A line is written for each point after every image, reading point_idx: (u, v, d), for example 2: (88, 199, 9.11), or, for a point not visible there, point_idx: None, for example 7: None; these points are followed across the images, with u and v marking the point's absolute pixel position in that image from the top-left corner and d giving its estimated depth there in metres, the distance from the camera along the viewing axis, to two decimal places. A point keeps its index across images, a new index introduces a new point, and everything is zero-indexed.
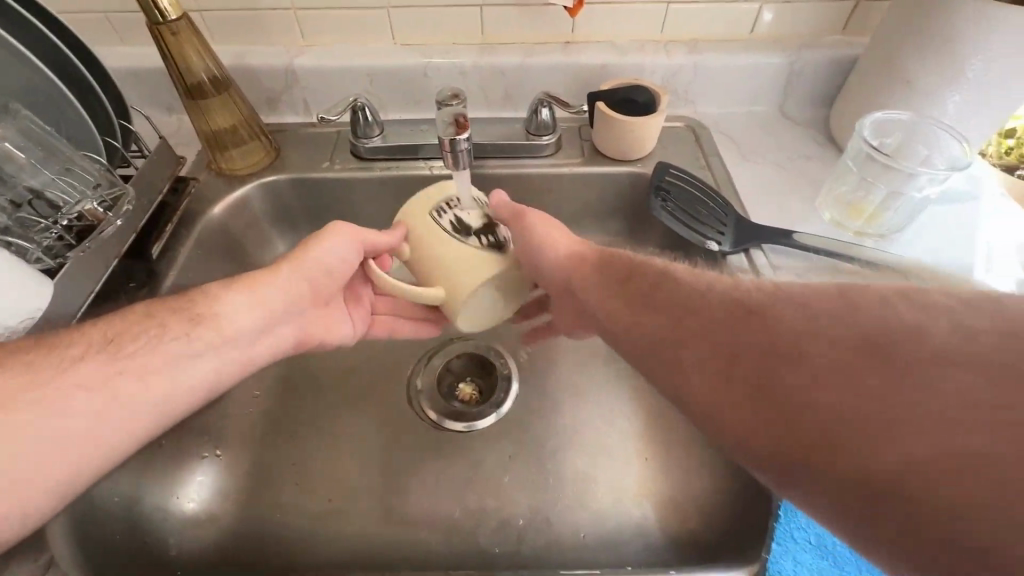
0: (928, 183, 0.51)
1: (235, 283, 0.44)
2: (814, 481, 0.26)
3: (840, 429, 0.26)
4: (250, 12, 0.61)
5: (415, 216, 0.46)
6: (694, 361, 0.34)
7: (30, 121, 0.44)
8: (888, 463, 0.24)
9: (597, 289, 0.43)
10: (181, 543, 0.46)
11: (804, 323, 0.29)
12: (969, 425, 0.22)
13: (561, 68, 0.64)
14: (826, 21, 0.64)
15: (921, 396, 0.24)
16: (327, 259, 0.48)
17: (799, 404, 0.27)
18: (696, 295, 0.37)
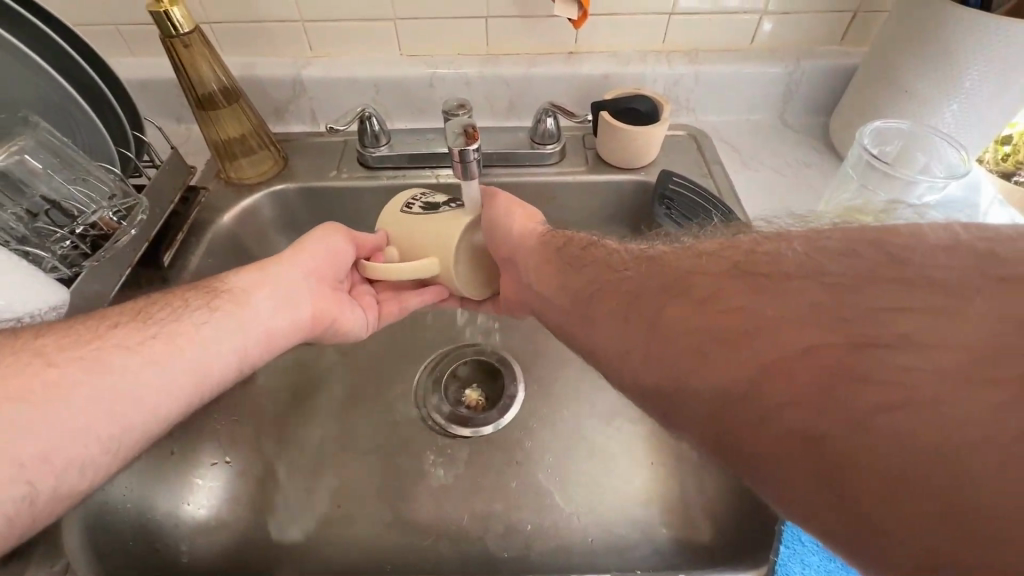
0: (927, 191, 0.53)
1: (244, 270, 0.45)
2: (680, 401, 0.28)
3: (703, 349, 0.28)
4: (259, 25, 0.62)
5: (387, 217, 0.49)
6: (600, 312, 0.36)
7: (48, 133, 0.44)
8: (737, 374, 0.26)
9: (529, 257, 0.44)
10: (193, 547, 0.47)
11: (693, 267, 0.31)
12: (806, 333, 0.24)
13: (564, 78, 0.66)
14: (825, 32, 0.66)
15: (771, 314, 0.26)
16: (320, 253, 0.49)
17: (673, 333, 0.29)
18: (613, 256, 0.39)
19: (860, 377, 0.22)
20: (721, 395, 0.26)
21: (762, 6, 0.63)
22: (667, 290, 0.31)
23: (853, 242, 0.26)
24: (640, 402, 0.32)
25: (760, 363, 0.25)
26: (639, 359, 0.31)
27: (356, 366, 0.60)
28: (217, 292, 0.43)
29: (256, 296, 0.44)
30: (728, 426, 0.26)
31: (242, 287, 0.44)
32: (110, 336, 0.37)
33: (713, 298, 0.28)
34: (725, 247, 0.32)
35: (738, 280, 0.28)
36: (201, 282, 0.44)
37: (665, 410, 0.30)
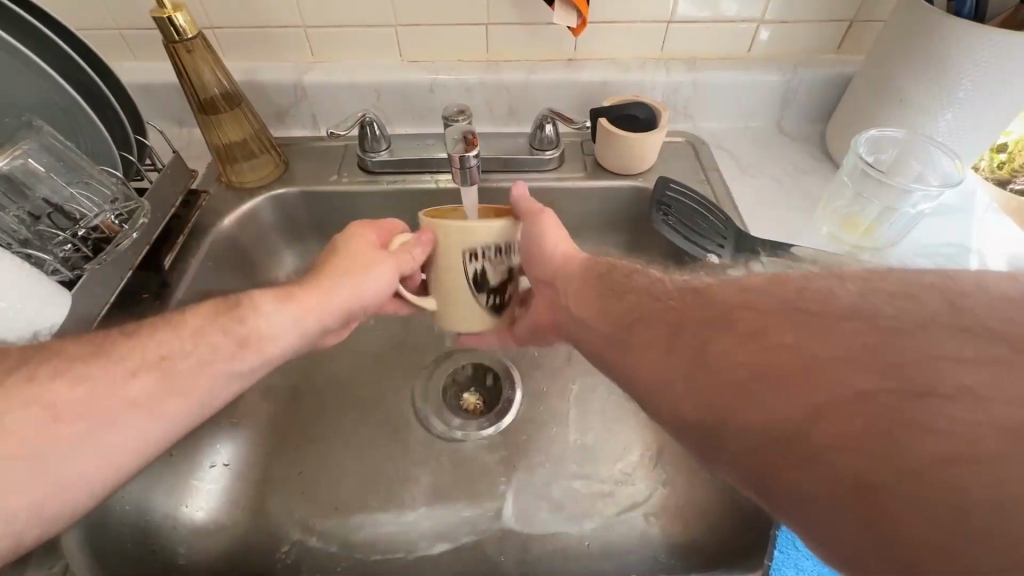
0: (922, 199, 0.53)
1: (289, 299, 0.42)
2: (724, 435, 0.28)
3: (753, 383, 0.27)
4: (261, 30, 0.63)
5: (449, 237, 0.42)
6: (640, 338, 0.35)
7: (51, 137, 0.45)
8: (789, 412, 0.25)
9: (569, 283, 0.45)
10: (190, 550, 0.47)
11: (738, 299, 0.31)
12: (863, 375, 0.24)
13: (563, 85, 0.66)
14: (822, 42, 0.66)
15: (825, 352, 0.26)
16: (365, 289, 0.46)
17: (720, 365, 0.29)
18: (654, 287, 0.39)
19: (922, 425, 0.22)
20: (771, 433, 0.26)
21: (759, 15, 0.63)
22: (712, 321, 0.31)
23: (906, 286, 0.28)
24: (678, 434, 0.31)
25: (815, 401, 0.25)
26: (680, 389, 0.31)
27: (356, 369, 0.60)
28: (252, 334, 0.40)
29: (286, 340, 0.42)
30: (777, 465, 0.25)
31: (278, 317, 0.42)
32: (128, 390, 0.35)
33: (764, 331, 0.28)
34: (765, 279, 0.32)
35: (788, 315, 0.28)
36: (236, 306, 0.41)
37: (707, 444, 0.29)
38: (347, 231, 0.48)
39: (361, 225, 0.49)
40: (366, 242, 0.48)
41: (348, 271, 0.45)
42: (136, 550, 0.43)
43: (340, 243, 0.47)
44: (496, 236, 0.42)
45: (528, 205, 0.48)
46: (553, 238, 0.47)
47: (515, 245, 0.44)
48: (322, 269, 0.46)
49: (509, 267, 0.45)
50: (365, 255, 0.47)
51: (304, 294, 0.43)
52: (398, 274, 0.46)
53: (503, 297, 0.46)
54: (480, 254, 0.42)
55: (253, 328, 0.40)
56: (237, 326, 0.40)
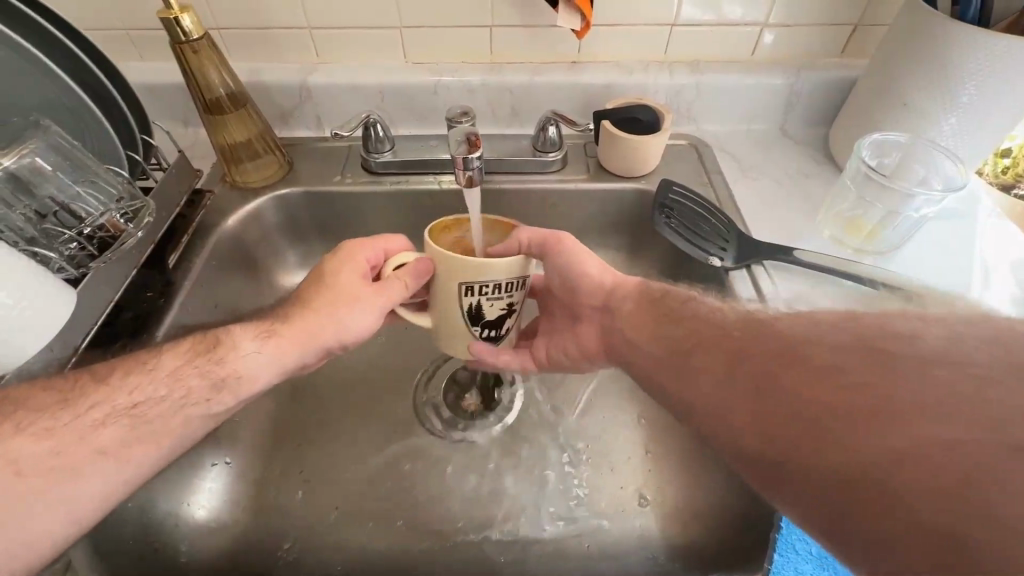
0: (924, 204, 0.53)
1: (269, 337, 0.42)
2: (789, 469, 0.29)
3: (821, 420, 0.28)
4: (266, 31, 0.63)
5: (444, 271, 0.42)
6: (700, 366, 0.36)
7: (58, 136, 0.45)
8: (862, 453, 0.25)
9: (626, 303, 0.46)
10: (192, 548, 0.47)
11: (810, 334, 0.32)
12: (944, 423, 0.24)
13: (567, 88, 0.66)
14: (826, 45, 0.66)
15: (904, 396, 0.26)
16: (343, 326, 0.45)
17: (788, 399, 0.30)
18: (715, 314, 0.39)
19: (1010, 480, 0.22)
20: (840, 472, 0.26)
21: (763, 19, 0.63)
22: (779, 355, 0.32)
23: (976, 334, 0.27)
24: (739, 465, 0.32)
25: (890, 446, 0.25)
26: (745, 420, 0.32)
27: (358, 369, 0.61)
28: (228, 375, 0.40)
29: (264, 378, 0.42)
30: (847, 505, 0.26)
31: (255, 356, 0.41)
32: (95, 439, 0.35)
33: (837, 369, 0.29)
34: (841, 312, 0.33)
35: (863, 356, 0.28)
36: (208, 348, 0.41)
37: (770, 477, 0.30)
38: (338, 252, 0.47)
39: (352, 246, 0.48)
40: (358, 268, 0.47)
41: (332, 303, 0.45)
42: (138, 547, 0.43)
43: (331, 267, 0.46)
44: (496, 275, 0.42)
45: (553, 235, 0.48)
46: (595, 265, 0.48)
47: (516, 282, 0.43)
48: (307, 300, 0.45)
49: (508, 303, 0.45)
50: (354, 285, 0.46)
51: (285, 330, 0.43)
52: (383, 308, 0.46)
53: (500, 327, 0.46)
54: (477, 292, 0.42)
55: (233, 366, 0.40)
56: (215, 367, 0.40)
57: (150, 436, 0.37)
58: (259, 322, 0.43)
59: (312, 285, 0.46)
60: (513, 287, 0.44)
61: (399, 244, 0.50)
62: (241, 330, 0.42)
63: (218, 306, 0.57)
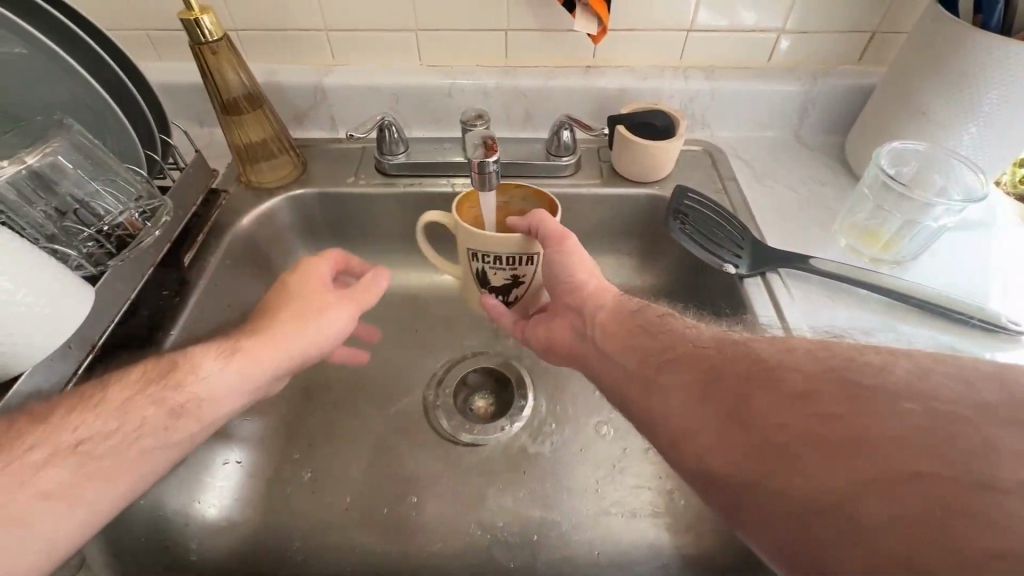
0: (944, 213, 0.51)
1: (232, 356, 0.40)
2: (757, 498, 0.27)
3: (796, 452, 0.27)
4: (283, 32, 0.64)
5: (458, 234, 0.48)
6: (669, 382, 0.34)
7: (82, 135, 0.45)
8: (836, 488, 0.25)
9: (600, 312, 0.42)
10: (201, 547, 0.47)
11: (786, 359, 0.31)
12: (915, 457, 0.24)
13: (581, 93, 0.66)
14: (844, 52, 0.66)
15: (887, 432, 0.25)
16: (310, 337, 0.44)
17: (761, 424, 0.29)
18: (689, 331, 0.38)
19: (987, 518, 0.21)
20: (811, 506, 0.25)
21: (780, 25, 0.63)
22: (754, 379, 0.31)
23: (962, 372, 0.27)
24: (703, 489, 0.31)
25: (863, 481, 0.24)
26: (711, 443, 0.30)
27: (369, 370, 0.61)
28: (192, 399, 0.38)
29: (236, 399, 0.41)
30: (814, 539, 0.25)
31: (221, 376, 0.39)
32: (37, 482, 0.31)
33: (813, 397, 0.28)
34: (816, 342, 0.32)
35: (835, 384, 0.28)
36: (161, 375, 0.38)
37: (735, 504, 0.29)
38: (300, 267, 0.47)
39: (310, 264, 0.48)
40: (320, 280, 0.47)
41: (300, 315, 0.44)
42: (150, 546, 0.43)
43: (294, 285, 0.46)
44: (496, 247, 0.46)
45: (555, 230, 0.45)
46: (583, 271, 0.45)
47: (517, 255, 0.47)
48: (272, 312, 0.44)
49: (512, 272, 0.49)
50: (321, 294, 0.46)
51: (248, 345, 0.41)
52: (356, 314, 0.47)
53: (509, 295, 0.51)
54: (479, 256, 0.48)
55: (196, 389, 0.38)
56: (175, 391, 0.37)
57: (102, 473, 0.33)
58: (223, 340, 0.41)
59: (274, 304, 0.45)
60: (518, 262, 0.48)
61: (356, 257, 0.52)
62: (201, 351, 0.40)
63: (231, 305, 0.57)
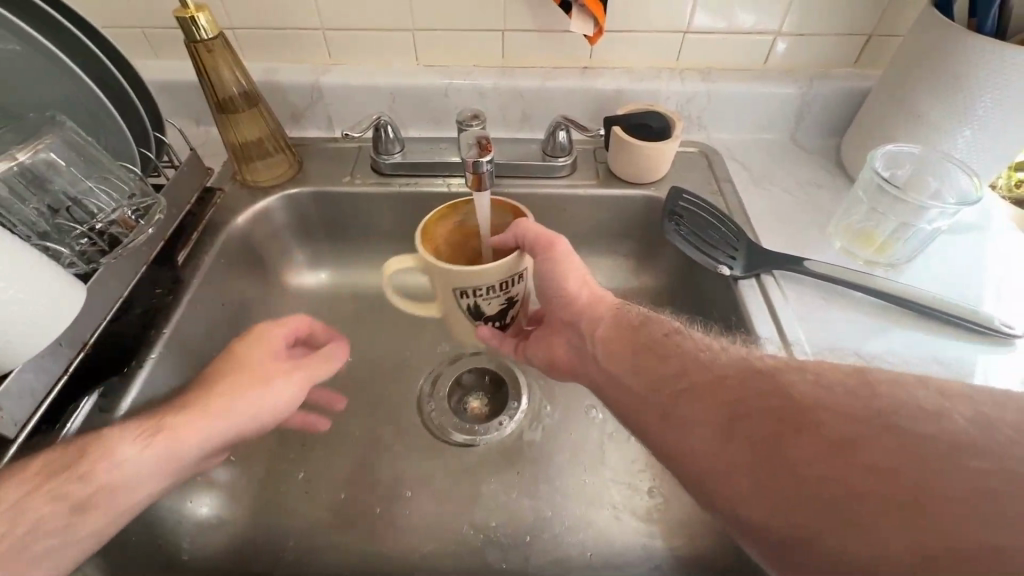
0: (938, 216, 0.52)
1: (154, 437, 0.37)
2: (802, 548, 0.27)
3: (841, 505, 0.26)
4: (280, 31, 0.64)
5: (437, 276, 0.43)
6: (693, 416, 0.33)
7: (74, 132, 0.45)
8: (889, 552, 0.24)
9: (598, 325, 0.43)
10: (193, 546, 0.46)
11: (816, 395, 0.30)
12: (973, 524, 0.23)
13: (578, 93, 0.66)
14: (840, 55, 0.66)
15: (938, 493, 0.24)
16: (254, 409, 0.40)
17: (800, 475, 0.28)
18: (707, 355, 0.37)
19: None
20: (861, 563, 0.25)
21: (777, 27, 0.63)
22: (786, 419, 0.30)
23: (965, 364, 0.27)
24: (743, 534, 0.30)
25: (918, 542, 0.24)
26: (747, 491, 0.30)
27: (364, 370, 0.61)
28: (99, 489, 0.35)
29: (155, 481, 0.37)
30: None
31: (136, 461, 0.36)
32: None
33: (853, 445, 0.27)
34: (847, 369, 0.31)
35: (880, 434, 0.27)
36: (65, 466, 0.34)
37: (777, 550, 0.29)
38: (250, 335, 0.44)
39: (263, 330, 0.45)
40: (269, 351, 0.44)
41: (239, 388, 0.40)
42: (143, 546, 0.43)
43: (243, 358, 0.43)
44: (492, 277, 0.43)
45: (540, 233, 0.44)
46: (574, 279, 0.45)
47: (510, 279, 0.44)
48: (208, 385, 0.40)
49: (505, 299, 0.46)
50: (265, 367, 0.42)
51: (175, 423, 0.38)
52: (306, 386, 0.43)
53: (503, 318, 0.48)
54: (470, 294, 0.43)
55: (104, 477, 0.35)
56: (80, 483, 0.34)
57: None
58: (147, 419, 0.38)
59: (216, 375, 0.41)
60: (510, 284, 0.45)
61: (306, 320, 0.48)
62: (119, 433, 0.37)
63: (226, 304, 0.57)
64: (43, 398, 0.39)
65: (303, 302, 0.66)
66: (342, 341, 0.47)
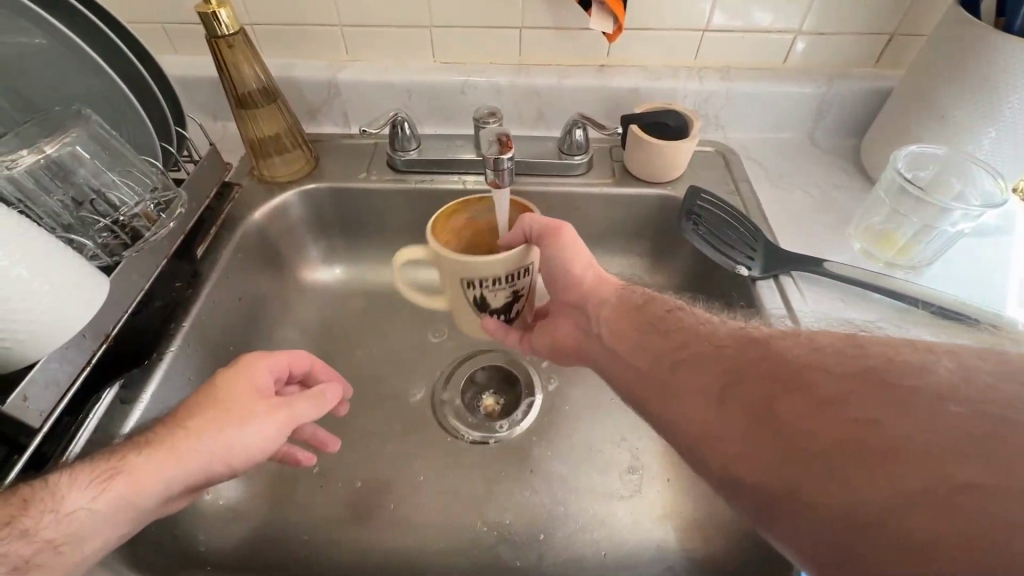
0: (962, 219, 0.51)
1: (111, 481, 0.33)
2: (788, 508, 0.26)
3: (827, 459, 0.25)
4: (298, 28, 0.64)
5: (446, 266, 0.42)
6: (690, 385, 0.33)
7: (99, 126, 0.46)
8: (864, 494, 0.23)
9: (602, 311, 0.42)
10: (211, 539, 0.46)
11: (811, 358, 0.29)
12: (950, 462, 0.21)
13: (595, 92, 0.66)
14: (861, 54, 0.65)
15: (915, 433, 0.23)
16: (232, 445, 0.36)
17: (784, 428, 0.27)
18: (707, 329, 0.36)
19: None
20: (843, 515, 0.23)
21: (798, 26, 0.62)
22: (774, 380, 0.29)
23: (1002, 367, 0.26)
24: (732, 496, 0.29)
25: (907, 490, 0.22)
26: (733, 449, 0.29)
27: (378, 366, 0.61)
28: (42, 546, 0.31)
29: (108, 532, 0.33)
30: (851, 550, 0.23)
31: (87, 513, 0.32)
32: None
33: (841, 400, 0.26)
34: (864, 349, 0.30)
35: (863, 381, 0.26)
36: (5, 521, 0.30)
37: (764, 513, 0.27)
38: (235, 365, 0.41)
39: (252, 359, 0.42)
40: (253, 382, 0.40)
41: (212, 425, 0.36)
42: (162, 539, 0.42)
43: (222, 392, 0.38)
44: (497, 270, 0.42)
45: (544, 223, 0.43)
46: (579, 264, 0.44)
47: (517, 271, 0.44)
48: (177, 421, 0.36)
49: (512, 291, 0.46)
50: (245, 402, 0.38)
51: (136, 464, 0.34)
52: (292, 424, 0.40)
53: (509, 310, 0.48)
54: (478, 284, 0.43)
55: (50, 532, 0.31)
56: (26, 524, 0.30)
57: None
58: (108, 456, 0.34)
59: (189, 410, 0.37)
60: (517, 277, 0.44)
61: (306, 360, 0.46)
62: (74, 474, 0.33)
63: (242, 297, 0.57)
64: (67, 389, 0.40)
65: (318, 297, 0.67)
66: (337, 385, 0.45)
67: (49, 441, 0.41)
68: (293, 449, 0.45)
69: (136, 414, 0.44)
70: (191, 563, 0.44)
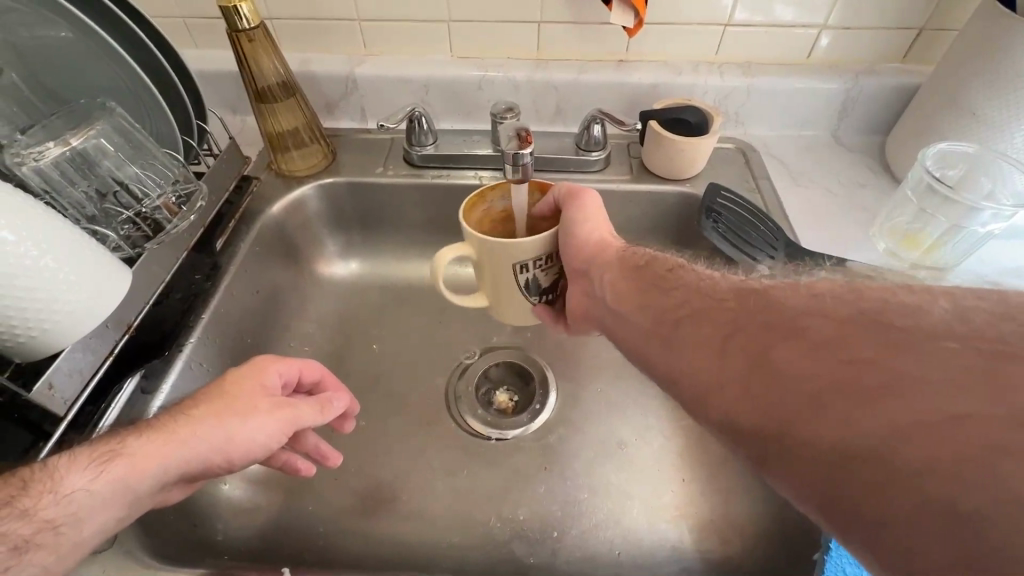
0: (991, 219, 0.49)
1: (110, 463, 0.33)
2: (778, 445, 0.26)
3: (818, 397, 0.25)
4: (316, 21, 0.64)
5: (497, 253, 0.41)
6: (690, 338, 0.33)
7: (123, 118, 0.47)
8: (860, 428, 0.23)
9: (605, 272, 0.41)
10: (227, 528, 0.47)
11: (807, 305, 0.28)
12: (950, 396, 0.21)
13: (614, 87, 0.65)
14: (888, 49, 0.64)
15: (913, 370, 0.23)
16: (240, 442, 0.37)
17: (782, 371, 0.27)
18: (708, 283, 0.35)
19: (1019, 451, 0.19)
20: (838, 450, 0.23)
21: (822, 20, 0.61)
22: (774, 327, 0.28)
23: None
24: (731, 441, 0.29)
25: (895, 421, 0.22)
26: (734, 396, 0.29)
27: (391, 361, 0.61)
28: (41, 527, 0.31)
29: (109, 512, 0.33)
30: (839, 484, 0.23)
31: (85, 494, 0.32)
32: None
33: (837, 342, 0.25)
34: None
35: (865, 326, 0.25)
36: (5, 501, 0.30)
37: (763, 454, 0.27)
38: (245, 364, 0.41)
39: (263, 361, 0.42)
40: (264, 385, 0.41)
41: (218, 414, 0.37)
42: (177, 527, 0.43)
43: (230, 385, 0.39)
44: (548, 245, 0.42)
45: (570, 188, 0.44)
46: (585, 223, 0.43)
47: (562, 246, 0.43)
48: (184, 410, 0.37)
49: (556, 268, 0.45)
50: (253, 397, 0.39)
51: (135, 448, 0.34)
52: (292, 425, 0.40)
53: (553, 292, 0.47)
54: (532, 264, 0.42)
55: (50, 513, 0.31)
56: (33, 506, 0.31)
57: None
58: (102, 442, 0.34)
59: (196, 400, 0.38)
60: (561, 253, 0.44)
61: (318, 369, 0.46)
62: (76, 457, 0.33)
63: (260, 290, 0.58)
64: (89, 379, 0.40)
65: (334, 290, 0.67)
66: (344, 397, 0.46)
67: (74, 430, 0.42)
68: (294, 457, 0.45)
69: (156, 403, 0.45)
70: (206, 551, 0.44)
